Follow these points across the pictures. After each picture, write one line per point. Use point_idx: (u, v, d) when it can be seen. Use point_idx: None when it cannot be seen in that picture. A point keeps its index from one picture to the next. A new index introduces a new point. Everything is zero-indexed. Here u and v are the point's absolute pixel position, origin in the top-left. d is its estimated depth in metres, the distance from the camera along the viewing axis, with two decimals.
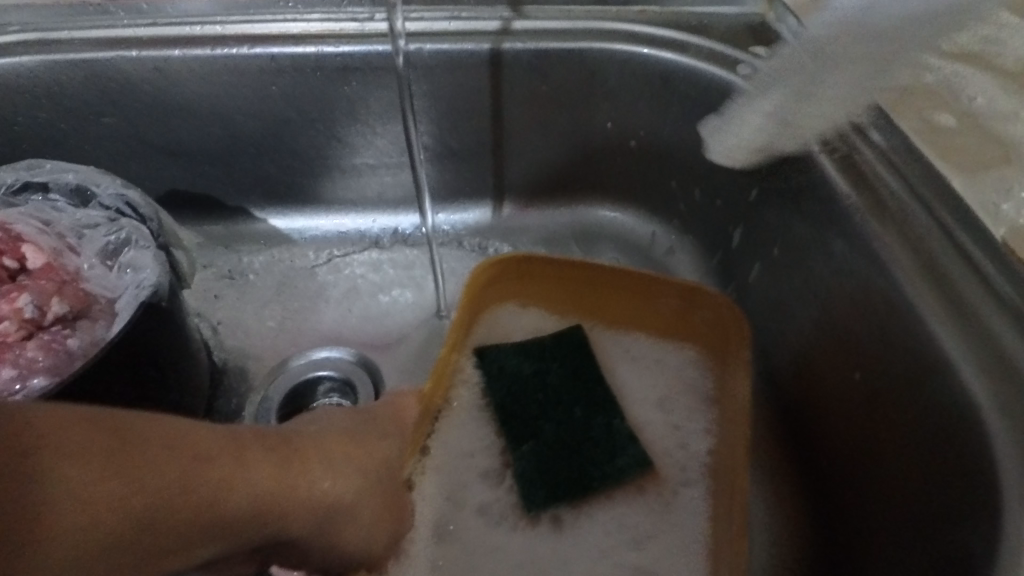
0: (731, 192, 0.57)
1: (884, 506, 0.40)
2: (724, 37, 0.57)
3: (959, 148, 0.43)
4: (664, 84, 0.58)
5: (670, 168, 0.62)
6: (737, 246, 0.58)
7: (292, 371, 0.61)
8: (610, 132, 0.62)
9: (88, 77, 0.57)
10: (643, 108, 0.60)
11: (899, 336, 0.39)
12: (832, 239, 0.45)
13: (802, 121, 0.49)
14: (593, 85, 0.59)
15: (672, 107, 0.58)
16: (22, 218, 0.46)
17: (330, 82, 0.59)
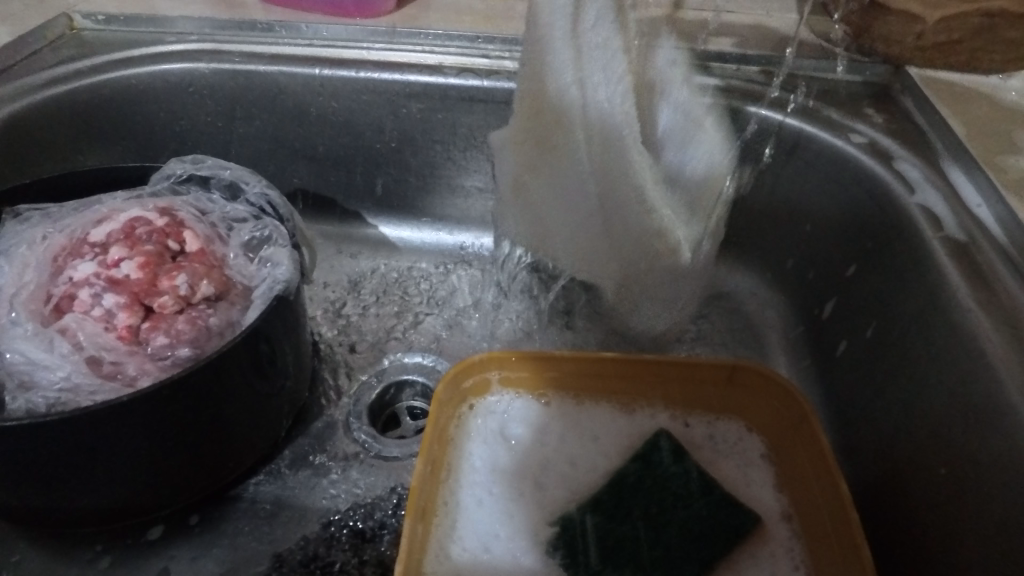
0: (834, 259, 0.56)
1: None
2: (840, 105, 0.58)
3: None
4: (775, 146, 0.59)
5: (768, 225, 0.63)
6: (825, 319, 0.58)
7: (382, 370, 0.62)
8: (710, 184, 0.63)
9: (249, 84, 0.64)
10: (750, 168, 0.61)
11: (998, 424, 0.37)
12: (938, 326, 0.43)
13: (917, 199, 0.49)
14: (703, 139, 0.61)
15: (781, 167, 0.59)
16: (185, 207, 0.53)
17: (454, 111, 0.64)
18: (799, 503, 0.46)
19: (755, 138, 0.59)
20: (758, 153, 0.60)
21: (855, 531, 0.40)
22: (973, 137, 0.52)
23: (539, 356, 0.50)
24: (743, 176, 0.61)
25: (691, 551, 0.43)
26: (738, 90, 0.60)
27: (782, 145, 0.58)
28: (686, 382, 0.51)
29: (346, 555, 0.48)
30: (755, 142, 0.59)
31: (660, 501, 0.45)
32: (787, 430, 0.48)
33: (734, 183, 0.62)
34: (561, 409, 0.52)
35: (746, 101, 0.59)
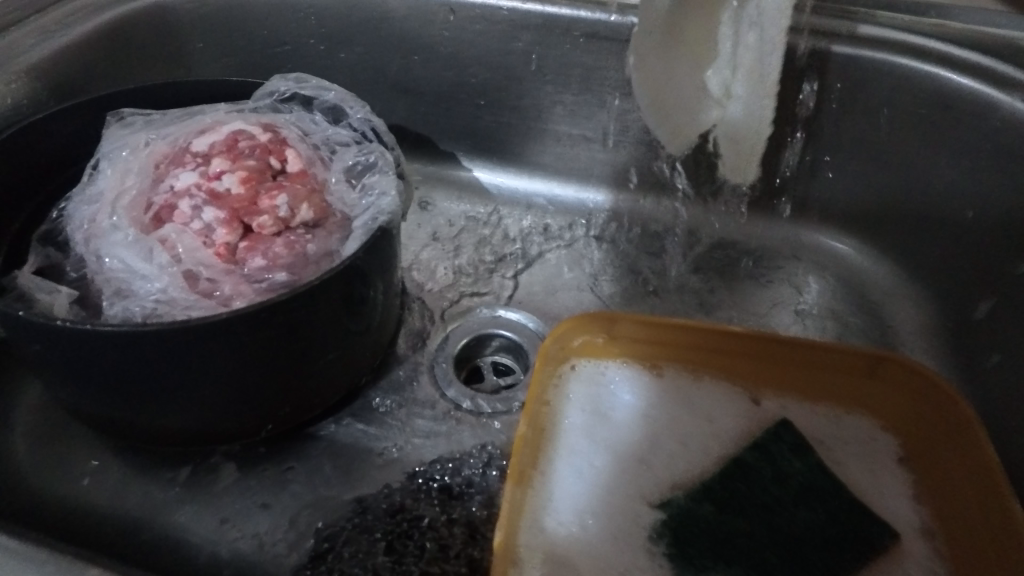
0: (1001, 248, 0.49)
1: None
2: None
3: None
4: (942, 112, 0.51)
5: (917, 203, 0.55)
6: (980, 319, 0.50)
7: (470, 320, 0.58)
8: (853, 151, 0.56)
9: (356, 4, 0.60)
10: (907, 134, 0.53)
11: None
12: None
13: None
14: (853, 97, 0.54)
15: (948, 134, 0.51)
16: (287, 125, 0.50)
17: (571, 47, 0.59)
18: (948, 520, 0.40)
19: (917, 99, 0.52)
20: (922, 116, 0.52)
21: None
22: None
23: (655, 321, 0.46)
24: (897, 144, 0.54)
25: (814, 559, 0.38)
26: (907, 43, 0.52)
27: (955, 108, 0.50)
28: (817, 369, 0.45)
29: (434, 511, 0.45)
30: (919, 105, 0.52)
31: (787, 499, 0.41)
32: (936, 437, 0.42)
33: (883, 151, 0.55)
34: (671, 383, 0.47)
35: (914, 58, 0.51)
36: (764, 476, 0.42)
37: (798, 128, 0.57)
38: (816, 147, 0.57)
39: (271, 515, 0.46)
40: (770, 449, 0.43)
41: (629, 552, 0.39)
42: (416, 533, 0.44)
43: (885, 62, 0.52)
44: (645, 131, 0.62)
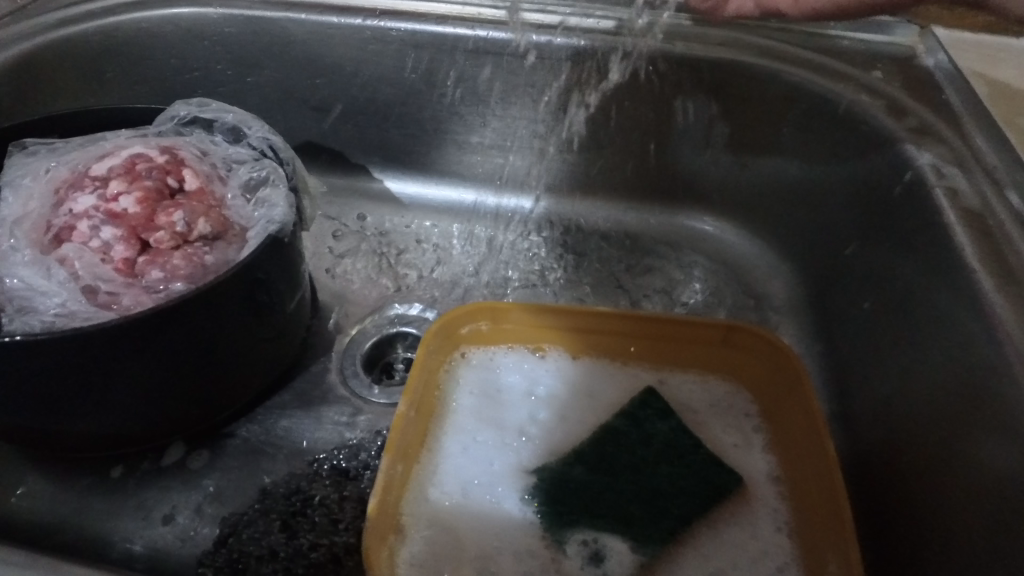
0: (841, 222, 0.54)
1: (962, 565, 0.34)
2: (858, 64, 0.56)
3: None
4: (786, 104, 0.57)
5: (778, 187, 0.61)
6: (829, 288, 0.56)
7: (380, 319, 0.62)
8: (719, 143, 0.62)
9: (257, 30, 0.64)
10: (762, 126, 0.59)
11: (992, 387, 0.35)
12: (944, 289, 0.41)
13: (929, 157, 0.46)
14: (711, 95, 0.59)
15: (794, 125, 0.57)
16: (187, 147, 0.54)
17: (459, 62, 0.63)
18: (789, 464, 0.45)
19: (767, 95, 0.57)
20: (772, 109, 0.58)
21: (840, 494, 0.39)
22: (996, 97, 0.49)
23: (533, 306, 0.50)
24: (755, 136, 0.60)
25: (670, 507, 0.42)
26: (756, 46, 0.58)
27: (797, 101, 0.56)
28: (682, 341, 0.50)
29: (326, 490, 0.49)
30: (769, 100, 0.58)
31: (650, 456, 0.45)
32: (780, 393, 0.47)
33: (744, 142, 0.61)
34: (553, 363, 0.51)
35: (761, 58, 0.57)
36: (631, 437, 0.46)
37: (670, 125, 0.62)
38: (688, 141, 0.63)
39: (181, 512, 0.48)
40: (638, 414, 0.47)
41: (505, 515, 0.43)
42: (312, 511, 0.47)
43: (736, 63, 0.57)
44: (536, 135, 0.66)
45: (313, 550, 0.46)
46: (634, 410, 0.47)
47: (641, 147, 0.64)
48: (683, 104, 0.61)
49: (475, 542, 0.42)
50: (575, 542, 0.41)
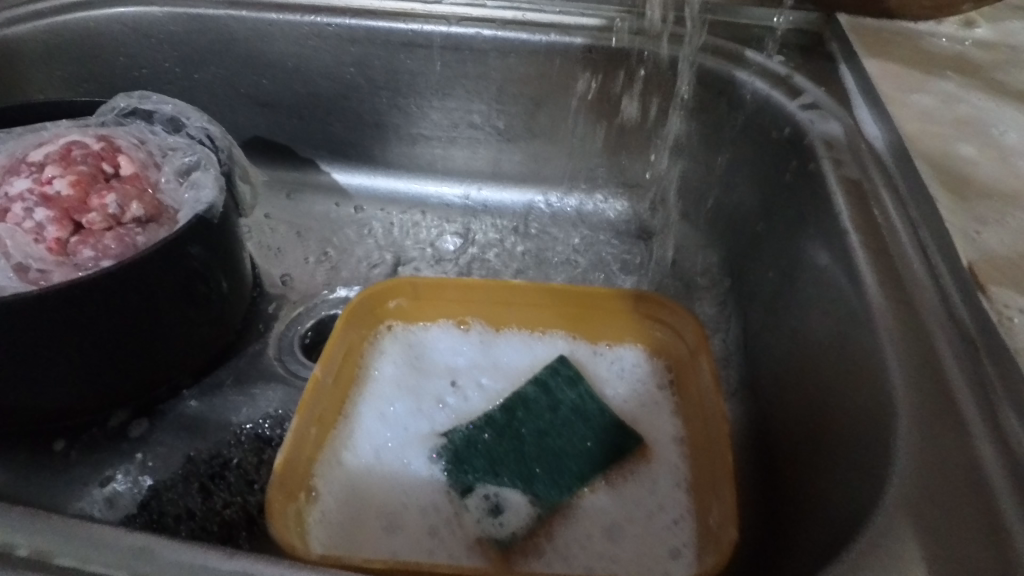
0: (750, 199, 0.57)
1: (823, 499, 0.35)
2: (767, 49, 0.59)
3: (967, 184, 0.41)
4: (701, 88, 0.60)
5: (699, 170, 0.63)
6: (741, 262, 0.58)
7: (321, 303, 0.65)
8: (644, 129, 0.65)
9: (202, 28, 0.66)
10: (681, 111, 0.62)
11: (852, 332, 0.37)
12: (822, 249, 0.44)
13: (818, 130, 0.49)
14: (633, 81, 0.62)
15: (708, 108, 0.60)
16: (125, 136, 0.56)
17: (394, 54, 0.66)
18: (689, 424, 0.47)
19: (683, 82, 0.60)
20: (688, 95, 0.61)
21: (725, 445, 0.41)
22: (886, 75, 0.51)
23: (453, 280, 0.53)
24: (676, 121, 0.63)
25: (569, 466, 0.45)
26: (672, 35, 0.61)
27: (708, 88, 0.59)
28: (596, 312, 0.52)
29: (244, 453, 0.52)
30: (685, 85, 0.61)
31: (557, 419, 0.47)
32: (685, 359, 0.50)
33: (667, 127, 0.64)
34: (475, 336, 0.54)
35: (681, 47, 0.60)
36: (539, 402, 0.48)
37: (597, 113, 0.65)
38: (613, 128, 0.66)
39: (116, 480, 0.50)
40: (550, 382, 0.49)
41: (414, 475, 0.45)
42: (228, 473, 0.51)
43: (654, 51, 0.60)
44: (472, 125, 0.69)
45: (226, 508, 0.49)
46: (546, 378, 0.49)
47: (572, 135, 0.67)
48: (607, 93, 0.64)
49: (382, 500, 0.44)
50: (477, 499, 0.43)
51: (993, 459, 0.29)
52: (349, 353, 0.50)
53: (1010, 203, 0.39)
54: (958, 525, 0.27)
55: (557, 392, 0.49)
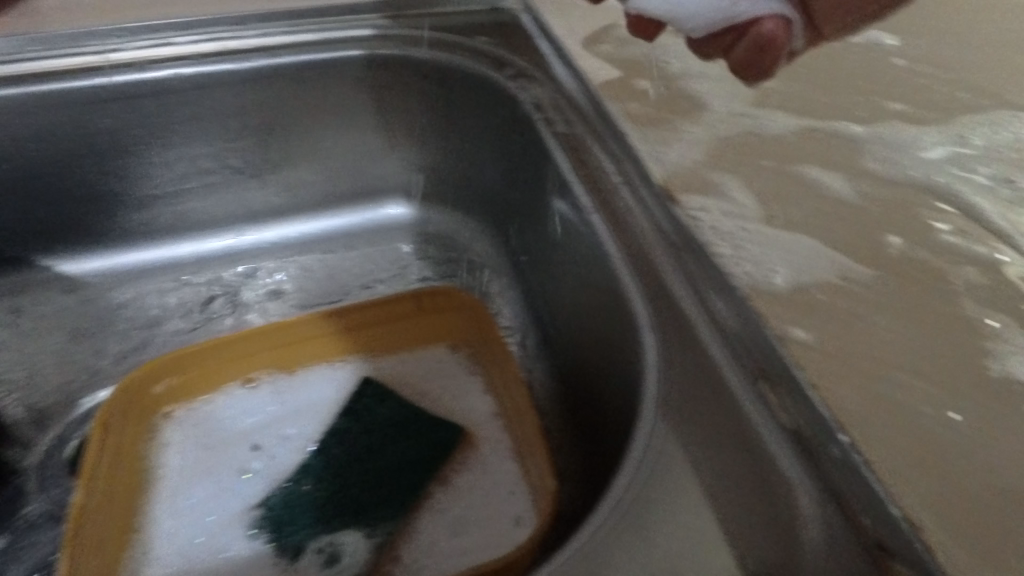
0: (490, 165, 0.58)
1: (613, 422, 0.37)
2: (465, 22, 0.60)
3: (649, 114, 0.46)
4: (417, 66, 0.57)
5: (445, 150, 0.61)
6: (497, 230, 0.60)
7: None
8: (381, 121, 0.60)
9: None
10: (411, 94, 0.59)
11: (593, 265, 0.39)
12: (555, 198, 0.46)
13: (528, 96, 0.52)
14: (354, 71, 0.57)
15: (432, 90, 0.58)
16: None
17: (53, 95, 0.50)
18: (499, 396, 0.49)
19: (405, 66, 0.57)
20: (411, 78, 0.58)
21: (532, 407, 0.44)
22: (570, 35, 0.57)
23: (226, 340, 0.49)
24: (411, 106, 0.59)
25: (401, 480, 0.43)
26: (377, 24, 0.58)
27: (426, 68, 0.57)
28: (384, 323, 0.52)
29: None
30: (403, 67, 0.57)
31: (374, 442, 0.45)
32: (479, 339, 0.52)
33: (400, 115, 0.60)
34: (268, 386, 0.50)
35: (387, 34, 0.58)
36: (351, 429, 0.46)
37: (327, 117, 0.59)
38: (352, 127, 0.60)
39: None
40: (359, 405, 0.47)
41: (238, 559, 0.41)
42: None
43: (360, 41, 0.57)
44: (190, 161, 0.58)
45: None
46: (354, 403, 0.48)
47: (310, 145, 0.60)
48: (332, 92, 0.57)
49: None
50: (314, 552, 0.41)
51: (708, 332, 0.32)
52: (122, 458, 0.44)
53: (683, 119, 0.46)
54: (698, 404, 0.30)
55: (368, 412, 0.47)
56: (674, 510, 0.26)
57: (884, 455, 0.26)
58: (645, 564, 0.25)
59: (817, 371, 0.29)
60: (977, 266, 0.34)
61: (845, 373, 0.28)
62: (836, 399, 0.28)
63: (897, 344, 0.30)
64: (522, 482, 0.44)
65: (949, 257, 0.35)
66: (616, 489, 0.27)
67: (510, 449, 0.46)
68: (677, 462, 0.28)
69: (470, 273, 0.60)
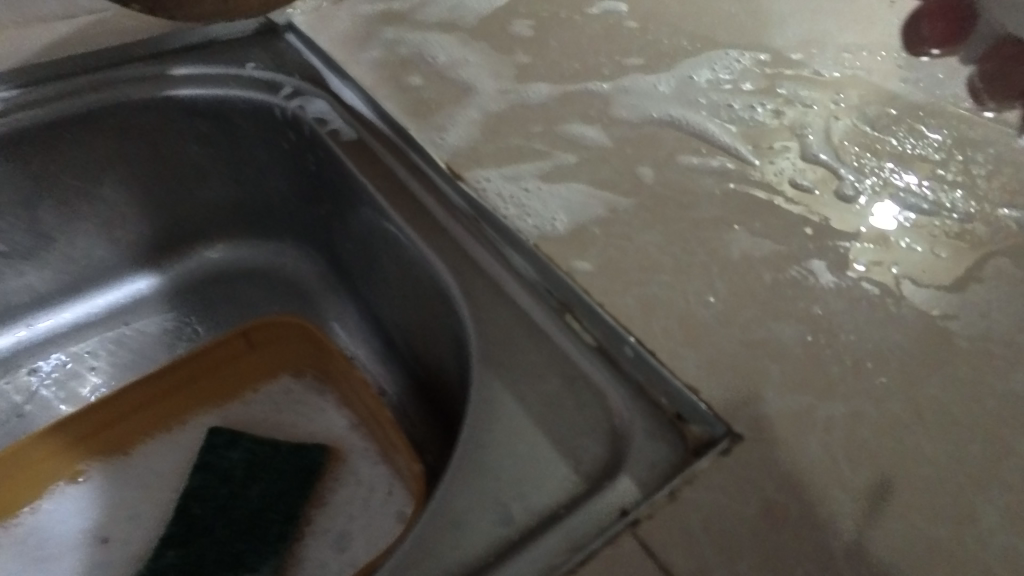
0: (285, 186, 0.56)
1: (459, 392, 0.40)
2: (222, 48, 0.56)
3: (425, 105, 0.49)
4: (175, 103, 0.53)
5: (232, 184, 0.57)
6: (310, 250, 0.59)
7: None
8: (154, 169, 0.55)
9: None
10: (179, 133, 0.54)
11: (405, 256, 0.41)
12: (357, 203, 0.47)
13: (308, 110, 0.51)
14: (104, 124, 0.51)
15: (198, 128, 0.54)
16: None
17: None
18: (355, 406, 0.50)
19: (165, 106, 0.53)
20: (174, 120, 0.54)
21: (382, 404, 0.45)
22: (337, 44, 0.58)
23: (47, 430, 0.46)
24: (183, 146, 0.55)
25: (272, 517, 0.42)
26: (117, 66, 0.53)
27: (187, 103, 0.53)
28: (217, 369, 0.51)
29: None
30: (160, 108, 0.52)
31: (236, 489, 0.43)
32: (320, 357, 0.52)
33: (175, 158, 0.55)
34: (103, 472, 0.47)
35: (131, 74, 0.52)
36: (208, 484, 0.44)
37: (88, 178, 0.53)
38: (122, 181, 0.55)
39: None
40: (210, 459, 0.46)
41: None
42: None
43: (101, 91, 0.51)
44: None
45: None
46: (204, 458, 0.46)
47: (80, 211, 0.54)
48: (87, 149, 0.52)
49: None
50: None
51: (515, 284, 0.35)
52: None
53: (456, 104, 0.49)
54: (511, 346, 0.33)
55: (221, 463, 0.45)
56: (513, 443, 0.29)
57: (658, 342, 0.31)
58: (498, 495, 0.27)
59: (600, 293, 0.33)
60: (713, 176, 0.41)
61: (618, 287, 0.33)
62: (614, 310, 0.33)
63: (657, 253, 0.35)
64: (397, 478, 0.45)
65: (693, 175, 0.41)
66: (463, 445, 0.29)
67: (378, 452, 0.47)
68: (509, 404, 0.31)
69: (291, 294, 0.60)
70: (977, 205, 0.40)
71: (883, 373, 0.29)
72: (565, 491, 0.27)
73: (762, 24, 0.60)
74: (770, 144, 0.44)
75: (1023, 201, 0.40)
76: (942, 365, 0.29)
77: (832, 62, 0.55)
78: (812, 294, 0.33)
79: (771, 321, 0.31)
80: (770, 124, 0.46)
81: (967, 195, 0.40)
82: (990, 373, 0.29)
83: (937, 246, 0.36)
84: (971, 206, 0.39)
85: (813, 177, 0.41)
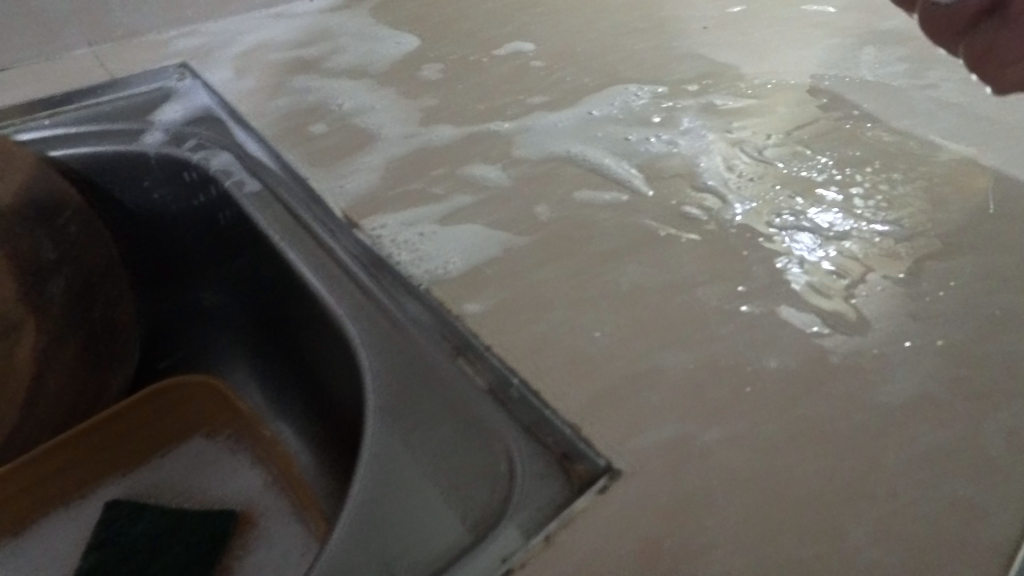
0: (198, 240, 0.55)
1: None
2: (135, 114, 0.59)
3: (328, 151, 0.49)
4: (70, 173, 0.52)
5: (137, 246, 0.56)
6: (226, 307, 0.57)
7: None
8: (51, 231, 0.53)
9: None
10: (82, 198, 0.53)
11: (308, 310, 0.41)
12: (262, 256, 0.47)
13: (214, 162, 0.51)
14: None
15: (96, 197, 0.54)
16: None
17: None
18: (269, 466, 0.49)
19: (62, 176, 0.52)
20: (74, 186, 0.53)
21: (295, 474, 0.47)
22: (244, 98, 0.59)
23: None
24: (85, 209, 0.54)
25: None
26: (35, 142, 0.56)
27: (82, 176, 0.53)
28: (122, 434, 0.48)
29: None
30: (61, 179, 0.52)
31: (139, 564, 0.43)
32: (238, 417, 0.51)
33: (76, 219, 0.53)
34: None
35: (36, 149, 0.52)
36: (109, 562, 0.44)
37: None
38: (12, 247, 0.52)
39: None
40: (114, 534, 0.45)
41: None
42: None
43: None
44: None
45: None
46: (105, 538, 0.45)
47: None
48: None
49: None
50: None
51: (410, 331, 0.35)
52: None
53: (358, 148, 0.49)
54: (407, 396, 0.33)
55: (124, 537, 0.45)
56: (400, 496, 0.29)
57: (543, 378, 0.31)
58: (381, 553, 0.27)
59: (486, 332, 0.33)
60: (610, 209, 0.42)
61: (509, 324, 0.34)
62: (504, 348, 0.32)
63: (550, 289, 0.36)
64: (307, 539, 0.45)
65: (589, 208, 0.42)
66: (351, 501, 0.29)
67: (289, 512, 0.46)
68: (399, 454, 0.30)
69: (202, 324, 0.58)
70: (860, 224, 0.41)
71: (760, 394, 0.30)
72: (449, 542, 0.27)
73: (660, 62, 0.64)
74: (664, 175, 0.46)
75: (894, 215, 0.43)
76: (820, 384, 0.30)
77: (725, 94, 0.58)
78: (694, 319, 0.34)
79: (659, 351, 0.32)
80: (668, 156, 0.48)
81: (849, 217, 0.42)
82: (865, 386, 0.30)
83: (821, 264, 0.38)
84: (854, 227, 0.41)
85: (705, 204, 0.43)
